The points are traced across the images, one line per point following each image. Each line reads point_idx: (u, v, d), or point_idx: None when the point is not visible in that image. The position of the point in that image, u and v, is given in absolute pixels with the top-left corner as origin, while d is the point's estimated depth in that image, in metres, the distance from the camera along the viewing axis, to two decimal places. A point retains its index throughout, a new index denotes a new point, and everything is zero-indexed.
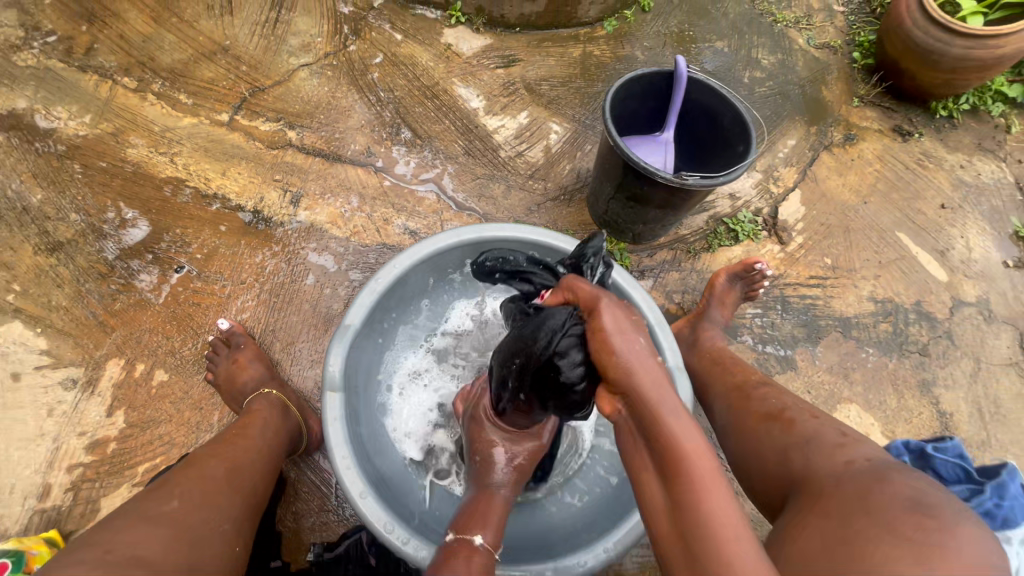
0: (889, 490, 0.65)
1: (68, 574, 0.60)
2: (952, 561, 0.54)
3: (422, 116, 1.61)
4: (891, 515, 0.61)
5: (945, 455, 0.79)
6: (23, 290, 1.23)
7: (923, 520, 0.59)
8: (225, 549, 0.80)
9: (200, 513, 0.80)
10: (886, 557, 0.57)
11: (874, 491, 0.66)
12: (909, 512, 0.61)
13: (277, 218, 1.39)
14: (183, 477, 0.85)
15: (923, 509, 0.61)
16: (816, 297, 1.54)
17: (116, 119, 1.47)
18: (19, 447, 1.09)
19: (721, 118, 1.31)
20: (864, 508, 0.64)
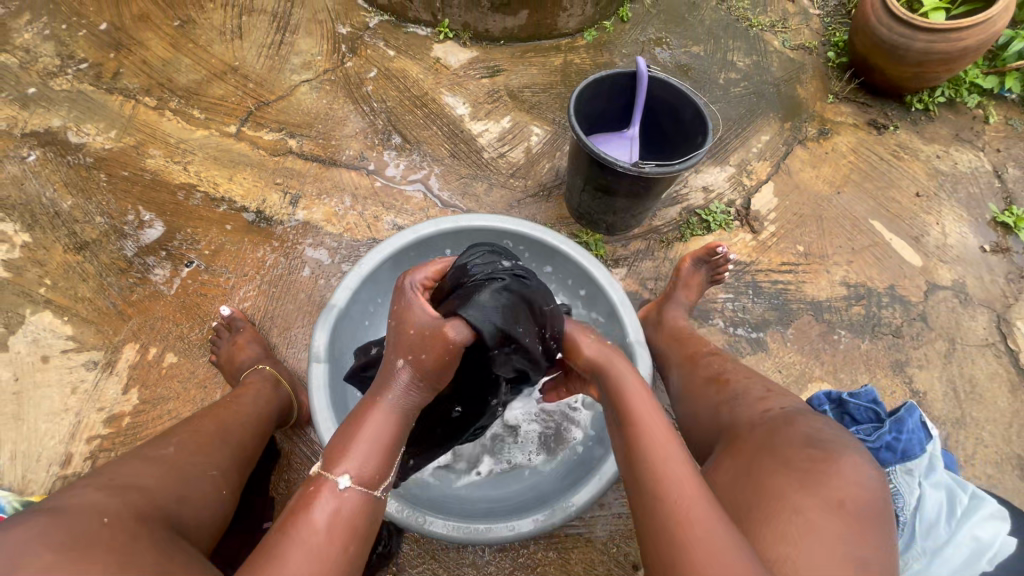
0: (792, 431, 0.78)
1: (79, 491, 0.75)
2: (833, 482, 0.68)
3: (412, 123, 1.74)
4: (791, 450, 0.74)
5: (857, 402, 0.96)
6: (53, 284, 1.38)
7: (815, 453, 0.72)
8: (211, 491, 0.92)
9: (193, 458, 0.94)
10: (780, 482, 0.70)
11: (778, 434, 0.78)
12: (805, 447, 0.74)
13: (277, 218, 1.53)
14: (180, 431, 0.99)
15: (817, 444, 0.74)
16: (787, 282, 1.60)
17: (138, 133, 1.63)
18: (46, 420, 1.22)
19: (682, 113, 1.41)
20: (771, 445, 0.77)
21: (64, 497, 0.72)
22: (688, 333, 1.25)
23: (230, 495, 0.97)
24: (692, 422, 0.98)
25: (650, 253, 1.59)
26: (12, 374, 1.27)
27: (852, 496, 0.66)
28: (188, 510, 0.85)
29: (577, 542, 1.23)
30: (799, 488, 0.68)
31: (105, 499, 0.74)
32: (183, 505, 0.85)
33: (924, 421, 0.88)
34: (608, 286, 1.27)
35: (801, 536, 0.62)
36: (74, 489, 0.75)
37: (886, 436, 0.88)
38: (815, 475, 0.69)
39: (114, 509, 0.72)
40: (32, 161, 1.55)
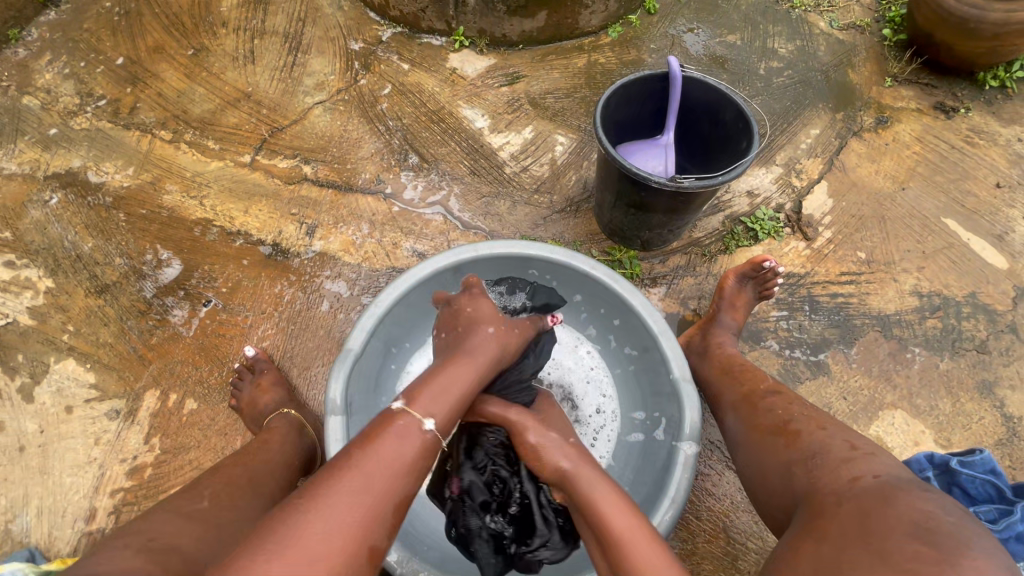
0: (892, 514, 0.59)
1: (115, 554, 0.64)
2: None
3: (429, 140, 1.65)
4: (892, 541, 0.56)
5: (972, 473, 0.79)
6: (77, 330, 1.36)
7: (923, 549, 0.54)
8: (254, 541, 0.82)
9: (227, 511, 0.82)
10: None
11: (873, 515, 0.60)
12: (912, 540, 0.55)
13: (294, 249, 1.47)
14: (211, 482, 0.88)
15: (929, 537, 0.55)
16: (849, 295, 1.43)
17: (155, 169, 1.61)
18: (71, 473, 1.20)
19: (723, 115, 1.26)
20: (865, 530, 0.59)
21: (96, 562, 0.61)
22: (739, 362, 1.10)
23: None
24: (756, 481, 0.82)
25: (691, 268, 1.45)
26: (38, 426, 1.25)
27: None
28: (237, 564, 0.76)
29: None
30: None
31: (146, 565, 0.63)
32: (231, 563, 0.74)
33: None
34: (645, 314, 1.14)
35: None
36: (106, 552, 0.64)
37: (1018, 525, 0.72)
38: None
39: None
40: (54, 205, 1.54)
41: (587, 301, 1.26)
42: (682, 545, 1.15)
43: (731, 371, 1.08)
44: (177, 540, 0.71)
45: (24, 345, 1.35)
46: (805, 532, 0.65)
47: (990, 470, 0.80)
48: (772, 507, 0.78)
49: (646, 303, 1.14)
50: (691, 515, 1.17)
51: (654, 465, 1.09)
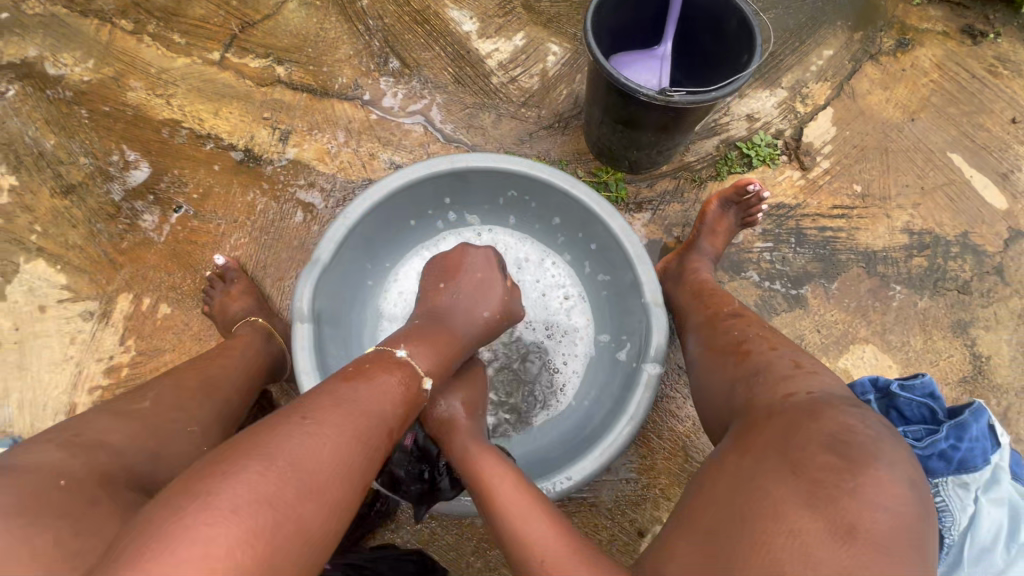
0: (813, 428, 0.62)
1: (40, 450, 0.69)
2: (851, 505, 0.54)
3: (412, 43, 1.52)
4: (808, 452, 0.59)
5: (910, 396, 0.82)
6: (44, 231, 1.33)
7: (833, 461, 0.58)
8: (189, 449, 0.84)
9: (170, 413, 0.86)
10: (782, 495, 0.57)
11: (798, 429, 0.63)
12: (825, 450, 0.59)
13: (267, 156, 1.41)
14: (160, 386, 0.90)
15: (841, 450, 0.58)
16: (838, 229, 1.40)
17: (116, 63, 1.50)
18: (50, 369, 1.23)
19: (727, 23, 1.15)
20: (786, 443, 0.62)
21: (19, 454, 0.68)
22: (711, 287, 1.08)
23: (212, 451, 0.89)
24: (707, 403, 0.84)
25: (678, 194, 1.41)
26: (12, 323, 1.26)
27: (869, 526, 0.53)
28: (161, 472, 0.78)
29: (577, 507, 1.17)
30: (801, 513, 0.55)
31: (63, 460, 0.68)
32: (158, 468, 0.78)
33: (993, 427, 0.77)
34: (623, 238, 1.10)
35: (793, 568, 0.52)
36: (32, 447, 0.70)
37: (941, 443, 0.77)
38: (826, 492, 0.56)
39: (68, 472, 0.67)
40: (11, 97, 1.45)
41: (566, 224, 1.22)
42: (641, 460, 1.20)
43: (701, 294, 1.07)
44: (104, 436, 0.76)
45: None
46: (733, 442, 0.69)
47: (929, 393, 0.83)
48: (718, 426, 0.80)
49: (625, 227, 1.10)
50: (652, 434, 1.21)
51: (617, 384, 1.10)
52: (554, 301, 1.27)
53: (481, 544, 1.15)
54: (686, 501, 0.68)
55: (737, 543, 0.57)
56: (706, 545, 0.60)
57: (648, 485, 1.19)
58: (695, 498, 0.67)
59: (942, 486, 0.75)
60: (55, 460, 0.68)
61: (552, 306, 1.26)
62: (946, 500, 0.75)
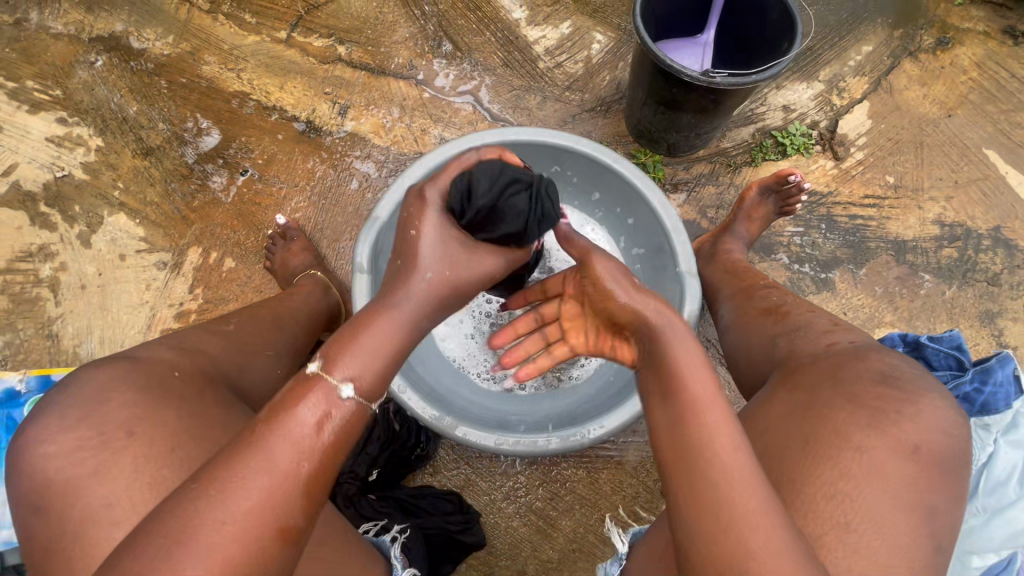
0: (861, 367, 0.67)
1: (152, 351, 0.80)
2: (907, 430, 0.60)
3: (464, 28, 1.61)
4: (861, 387, 0.64)
5: (938, 347, 0.90)
6: (126, 188, 1.47)
7: (887, 395, 0.63)
8: (268, 369, 0.95)
9: (249, 336, 0.96)
10: (843, 422, 0.62)
11: (845, 369, 0.68)
12: (877, 386, 0.64)
13: (326, 128, 1.51)
14: (240, 315, 1.01)
15: (893, 386, 0.64)
16: (869, 218, 1.44)
17: (193, 39, 1.62)
18: (127, 311, 1.36)
19: (770, 13, 1.21)
20: (835, 379, 0.67)
21: (142, 349, 0.82)
22: (744, 266, 1.14)
23: (285, 376, 0.99)
24: (740, 357, 0.90)
25: (714, 178, 1.47)
26: (96, 268, 1.39)
27: (928, 446, 0.59)
28: (246, 380, 0.89)
29: (607, 464, 1.23)
30: (866, 433, 0.60)
31: (176, 357, 0.81)
32: (243, 377, 0.88)
33: (1018, 375, 0.85)
34: (662, 210, 1.16)
35: (862, 481, 0.58)
36: (151, 346, 0.83)
37: (966, 386, 0.87)
38: (886, 415, 0.61)
39: (182, 367, 0.79)
40: (99, 67, 1.59)
41: (606, 199, 1.29)
42: None
43: (734, 271, 1.13)
44: (198, 346, 0.86)
45: (80, 197, 1.46)
46: (777, 381, 0.73)
47: (956, 345, 0.89)
48: (751, 376, 0.86)
49: (664, 200, 1.16)
50: None
51: None
52: None
53: (512, 493, 1.23)
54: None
55: (802, 461, 0.61)
56: (773, 466, 0.63)
57: None
58: (741, 430, 0.71)
59: (965, 426, 0.86)
60: (169, 356, 0.80)
61: None
62: (967, 438, 0.85)
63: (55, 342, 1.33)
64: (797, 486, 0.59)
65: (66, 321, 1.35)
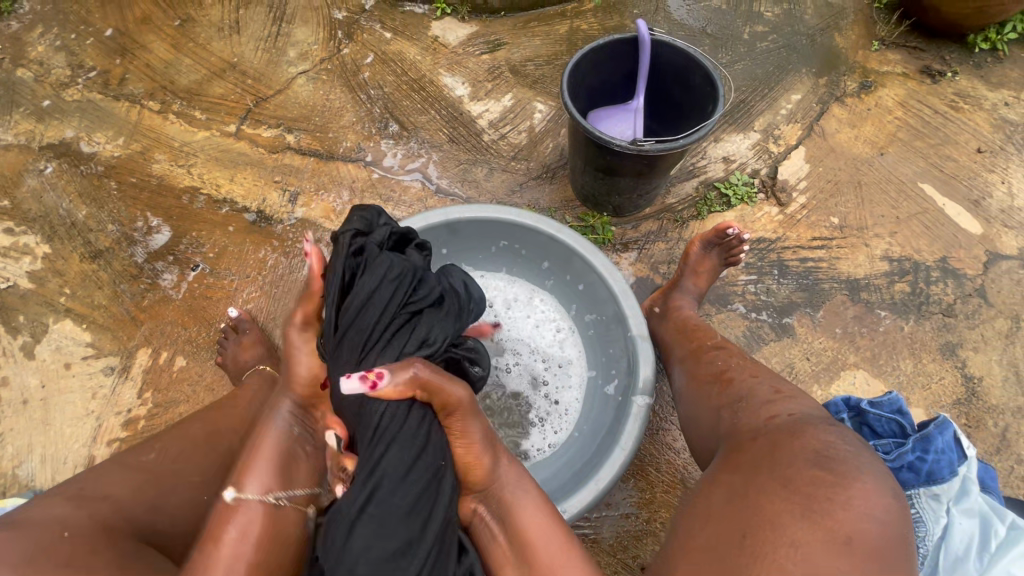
0: (797, 444, 0.64)
1: (46, 505, 0.75)
2: (839, 519, 0.56)
3: (410, 109, 1.67)
4: (794, 469, 0.61)
5: (879, 413, 0.88)
6: (73, 293, 1.44)
7: (821, 476, 0.59)
8: (191, 497, 0.89)
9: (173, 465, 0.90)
10: (777, 513, 0.58)
11: (784, 448, 0.64)
12: (811, 467, 0.60)
13: (277, 216, 1.52)
14: (165, 436, 0.95)
15: (826, 464, 0.60)
16: (819, 260, 1.46)
17: (144, 139, 1.65)
18: (72, 423, 1.30)
19: (693, 78, 1.27)
20: (772, 460, 0.64)
21: (32, 510, 0.74)
22: (694, 322, 1.13)
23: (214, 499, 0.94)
24: (691, 430, 0.87)
25: (663, 234, 1.49)
26: (39, 380, 1.34)
27: (862, 536, 0.54)
28: (161, 521, 0.84)
29: (581, 543, 1.18)
30: (798, 526, 0.56)
31: (70, 512, 0.74)
32: (156, 517, 0.83)
33: (957, 439, 0.82)
34: (608, 276, 1.17)
35: None
36: (44, 503, 0.76)
37: (909, 456, 0.82)
38: (819, 505, 0.57)
39: (73, 523, 0.73)
40: (49, 173, 1.60)
41: (554, 267, 1.29)
42: (640, 493, 1.21)
43: (685, 329, 1.12)
44: (108, 489, 0.81)
45: (25, 307, 1.43)
46: (725, 464, 0.70)
47: (896, 410, 0.88)
48: (702, 449, 0.83)
49: (608, 266, 1.17)
50: (650, 466, 1.23)
51: (609, 418, 1.14)
52: (544, 339, 1.32)
53: None
54: (684, 518, 0.70)
55: (742, 563, 0.57)
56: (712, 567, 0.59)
57: (649, 519, 1.20)
58: (690, 520, 0.68)
59: (915, 498, 0.80)
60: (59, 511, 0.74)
61: (545, 342, 1.32)
62: (919, 512, 0.79)
63: None
64: None
65: (6, 441, 1.29)
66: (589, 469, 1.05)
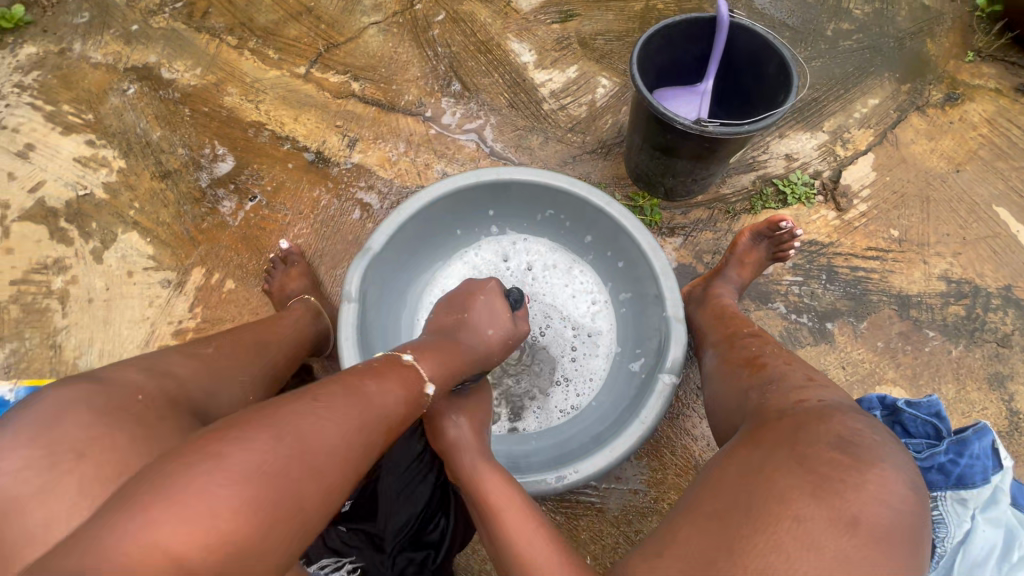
0: (822, 427, 0.63)
1: (116, 368, 0.78)
2: (850, 498, 0.55)
3: (474, 70, 1.68)
4: (813, 448, 0.61)
5: (914, 413, 0.88)
6: (142, 208, 1.53)
7: (840, 457, 0.59)
8: (241, 396, 0.92)
9: (229, 362, 0.95)
10: (787, 488, 0.58)
11: (807, 429, 0.64)
12: (831, 448, 0.60)
13: (334, 159, 1.57)
14: (222, 337, 1.00)
15: (848, 448, 0.60)
16: (872, 270, 1.41)
17: (219, 72, 1.72)
18: (129, 326, 1.40)
19: (767, 66, 1.23)
20: (794, 439, 0.63)
21: (109, 371, 0.77)
22: (733, 311, 1.12)
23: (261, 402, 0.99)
24: (717, 410, 0.87)
25: (711, 223, 1.47)
26: (104, 283, 1.44)
27: (871, 518, 0.54)
28: (215, 407, 0.85)
29: (587, 511, 1.21)
30: (806, 501, 0.56)
31: (143, 380, 0.76)
32: (212, 403, 0.85)
33: (996, 449, 0.79)
34: (651, 255, 1.16)
35: (797, 554, 0.53)
36: (117, 368, 0.78)
37: (941, 458, 0.81)
38: (832, 483, 0.57)
39: (146, 390, 0.75)
40: (131, 94, 1.69)
41: (596, 242, 1.30)
42: (651, 473, 1.23)
43: (723, 316, 1.11)
44: (173, 367, 0.83)
45: (97, 214, 1.53)
46: (744, 438, 0.70)
47: (934, 413, 0.87)
48: (724, 426, 0.83)
49: (654, 245, 1.17)
50: (666, 448, 1.24)
51: (632, 392, 1.15)
52: (577, 310, 1.33)
53: None
54: (693, 493, 0.68)
55: (745, 528, 0.57)
56: (714, 528, 0.60)
57: (656, 500, 1.21)
58: (699, 493, 0.67)
59: (939, 500, 0.79)
60: (79, 397, 0.69)
61: (577, 312, 1.33)
62: (941, 513, 0.78)
63: (57, 353, 1.37)
64: (734, 556, 0.55)
65: (70, 333, 1.39)
66: (603, 439, 1.07)
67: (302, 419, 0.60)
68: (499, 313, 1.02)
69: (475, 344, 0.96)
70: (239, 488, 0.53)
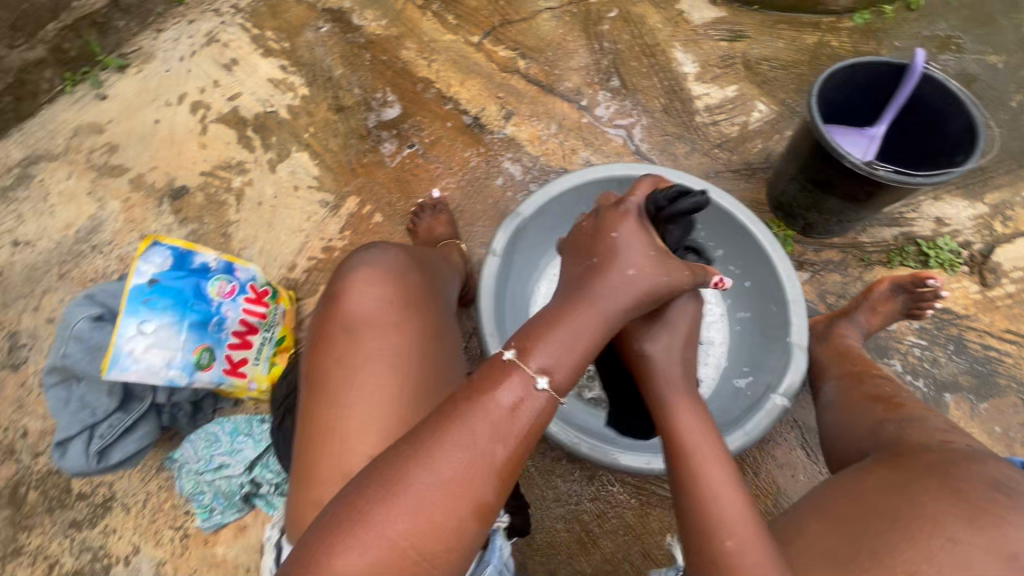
0: (975, 467, 0.67)
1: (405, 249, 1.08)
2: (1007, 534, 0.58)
3: (635, 71, 1.74)
4: (966, 482, 0.64)
5: None
6: (315, 133, 1.71)
7: (997, 497, 0.62)
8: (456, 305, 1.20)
9: (449, 275, 1.19)
10: (939, 510, 0.62)
11: (959, 466, 0.67)
12: (987, 488, 0.63)
13: (490, 127, 1.68)
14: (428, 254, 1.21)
15: (1004, 491, 0.63)
16: (1005, 353, 1.35)
17: (401, 26, 1.85)
18: (288, 233, 1.58)
19: (950, 123, 1.21)
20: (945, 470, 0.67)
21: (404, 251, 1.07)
22: (858, 354, 1.14)
23: None
24: (838, 438, 0.92)
25: (842, 267, 1.46)
26: (274, 191, 1.64)
27: None
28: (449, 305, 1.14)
29: (661, 502, 1.26)
30: (960, 527, 0.59)
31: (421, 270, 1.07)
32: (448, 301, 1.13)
33: None
34: (785, 281, 1.19)
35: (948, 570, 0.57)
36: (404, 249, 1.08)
37: None
38: (988, 517, 0.60)
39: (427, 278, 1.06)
40: (324, 33, 1.84)
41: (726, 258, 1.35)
42: None
43: (847, 356, 1.14)
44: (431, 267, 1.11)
45: (278, 131, 1.71)
46: (881, 463, 0.75)
47: None
48: (844, 455, 0.89)
49: (789, 272, 1.20)
50: (749, 467, 1.28)
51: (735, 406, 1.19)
52: None
53: (564, 496, 1.28)
54: (819, 497, 0.74)
55: (891, 536, 0.61)
56: (852, 528, 0.65)
57: None
58: (829, 496, 0.72)
59: None
60: (398, 270, 0.99)
61: None
62: None
63: (227, 241, 1.58)
64: (879, 554, 0.60)
65: (240, 227, 1.60)
66: None
67: (421, 485, 0.66)
68: (638, 250, 0.88)
69: (617, 294, 0.84)
70: (403, 519, 0.65)
